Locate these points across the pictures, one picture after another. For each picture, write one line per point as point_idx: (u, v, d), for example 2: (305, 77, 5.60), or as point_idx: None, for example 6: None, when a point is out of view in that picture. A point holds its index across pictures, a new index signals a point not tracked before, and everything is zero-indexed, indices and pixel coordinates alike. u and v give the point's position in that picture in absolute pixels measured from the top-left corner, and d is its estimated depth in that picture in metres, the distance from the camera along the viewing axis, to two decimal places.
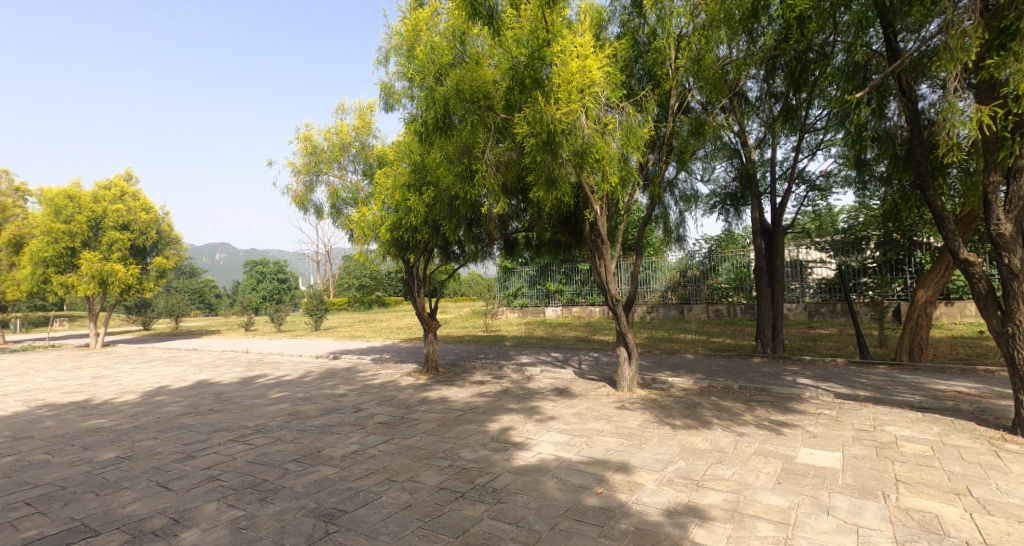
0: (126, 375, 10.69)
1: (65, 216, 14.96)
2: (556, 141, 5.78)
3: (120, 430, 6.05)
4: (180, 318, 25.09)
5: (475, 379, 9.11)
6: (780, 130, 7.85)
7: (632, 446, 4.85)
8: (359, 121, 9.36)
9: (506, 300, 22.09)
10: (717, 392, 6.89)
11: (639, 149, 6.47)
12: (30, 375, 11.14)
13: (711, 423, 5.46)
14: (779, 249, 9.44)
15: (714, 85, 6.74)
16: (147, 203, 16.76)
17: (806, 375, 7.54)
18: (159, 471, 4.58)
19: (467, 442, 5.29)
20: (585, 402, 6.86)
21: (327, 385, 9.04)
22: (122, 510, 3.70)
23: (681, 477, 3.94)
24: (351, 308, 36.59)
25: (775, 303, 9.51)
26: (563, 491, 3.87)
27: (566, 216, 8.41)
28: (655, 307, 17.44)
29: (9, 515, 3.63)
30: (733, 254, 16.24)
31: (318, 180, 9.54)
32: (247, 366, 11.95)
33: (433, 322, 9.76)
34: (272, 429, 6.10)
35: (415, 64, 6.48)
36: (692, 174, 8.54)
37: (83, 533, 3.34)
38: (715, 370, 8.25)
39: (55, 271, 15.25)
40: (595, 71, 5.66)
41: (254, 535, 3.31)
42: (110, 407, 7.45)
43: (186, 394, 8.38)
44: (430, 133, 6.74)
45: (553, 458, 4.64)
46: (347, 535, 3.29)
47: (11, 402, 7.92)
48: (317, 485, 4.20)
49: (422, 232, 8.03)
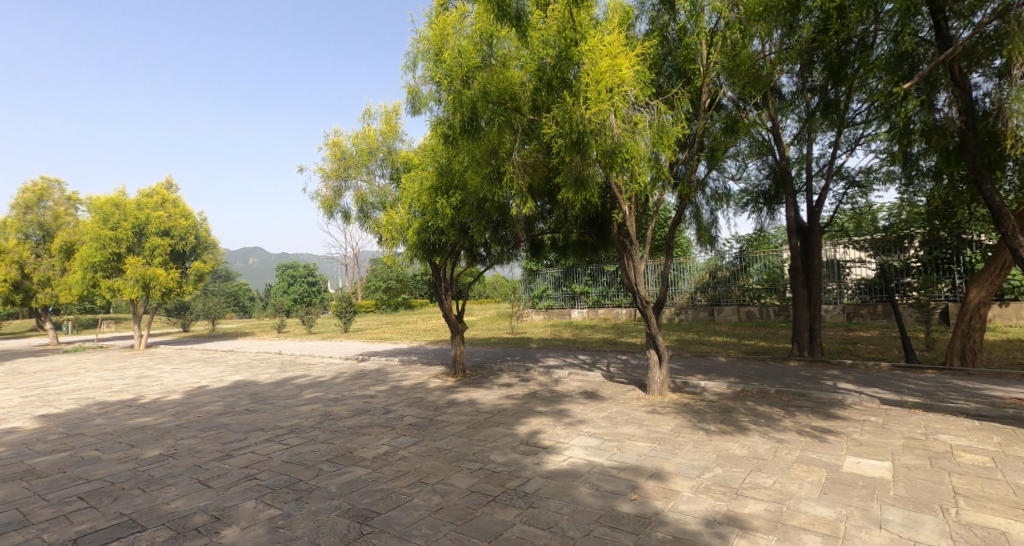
0: (168, 375, 11.06)
1: (112, 223, 15.65)
2: (585, 141, 5.75)
3: (163, 428, 6.25)
4: (217, 321, 25.89)
5: (503, 381, 9.09)
6: (819, 126, 7.58)
7: (665, 451, 4.75)
8: (385, 126, 9.50)
9: (532, 302, 22.03)
10: (753, 397, 6.69)
11: (670, 148, 6.35)
12: (81, 374, 11.65)
13: (747, 428, 5.30)
14: (816, 249, 9.10)
15: (753, 81, 6.59)
16: (186, 210, 17.33)
17: (847, 380, 7.27)
18: (200, 469, 4.70)
19: (496, 445, 5.27)
20: (615, 406, 6.77)
21: (358, 387, 9.16)
22: (167, 506, 3.81)
23: (720, 485, 3.83)
24: (378, 310, 37.13)
25: (812, 305, 9.19)
26: (596, 497, 3.81)
27: (592, 216, 8.31)
28: (684, 308, 17.12)
29: (64, 509, 3.78)
30: (765, 254, 15.80)
31: (347, 185, 9.68)
32: (281, 367, 12.26)
33: (461, 324, 9.77)
34: (304, 429, 6.21)
35: (442, 67, 6.54)
36: (723, 171, 8.31)
37: (131, 528, 3.44)
38: (750, 374, 8.02)
39: (103, 276, 15.95)
40: (625, 69, 5.61)
41: (291, 534, 3.36)
42: (153, 405, 7.71)
43: (224, 394, 8.62)
44: (457, 135, 6.79)
45: (584, 463, 4.58)
46: (381, 536, 3.31)
47: (64, 400, 8.30)
48: (351, 486, 4.25)
49: (449, 234, 8.08)
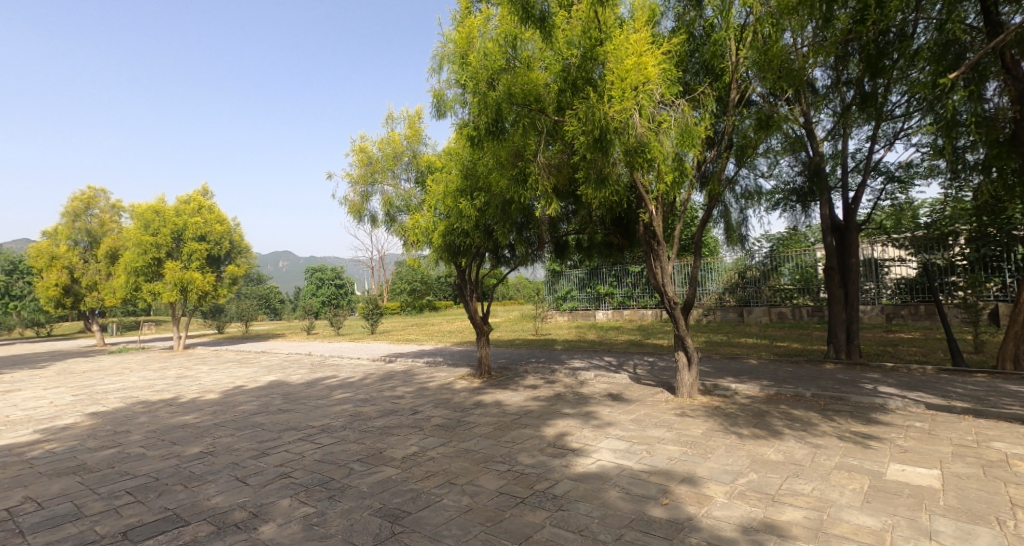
0: (205, 375, 11.42)
1: (153, 229, 16.25)
2: (608, 139, 5.68)
3: (202, 427, 6.46)
4: (249, 322, 26.62)
5: (528, 383, 9.08)
6: (855, 120, 7.30)
7: (697, 455, 4.67)
8: (410, 130, 9.62)
9: (556, 303, 21.93)
10: (787, 401, 6.52)
11: (696, 147, 6.20)
12: (126, 374, 12.11)
13: (782, 433, 5.16)
14: (852, 247, 8.81)
15: (786, 76, 6.42)
16: (221, 215, 17.85)
17: (888, 384, 7.01)
18: (237, 466, 4.83)
19: (524, 447, 5.26)
20: (643, 408, 6.69)
21: (386, 387, 9.29)
22: (207, 502, 3.92)
23: (755, 491, 3.74)
24: (402, 312, 37.57)
25: (849, 306, 8.90)
26: (627, 501, 3.76)
27: (617, 216, 8.24)
28: (712, 309, 16.82)
29: (113, 503, 3.93)
30: (796, 254, 15.35)
31: (374, 190, 9.83)
32: (311, 368, 12.52)
33: (486, 326, 9.79)
34: (335, 429, 6.31)
35: (468, 71, 6.60)
36: (752, 169, 8.12)
37: (175, 522, 3.56)
38: (783, 377, 7.82)
39: (145, 280, 16.60)
40: (651, 67, 5.54)
41: (325, 532, 3.42)
42: (192, 404, 7.98)
43: (259, 394, 8.86)
44: (481, 138, 6.85)
45: (613, 466, 4.53)
46: (412, 536, 3.34)
47: (110, 399, 8.66)
48: (381, 486, 4.30)
49: (474, 236, 8.13)
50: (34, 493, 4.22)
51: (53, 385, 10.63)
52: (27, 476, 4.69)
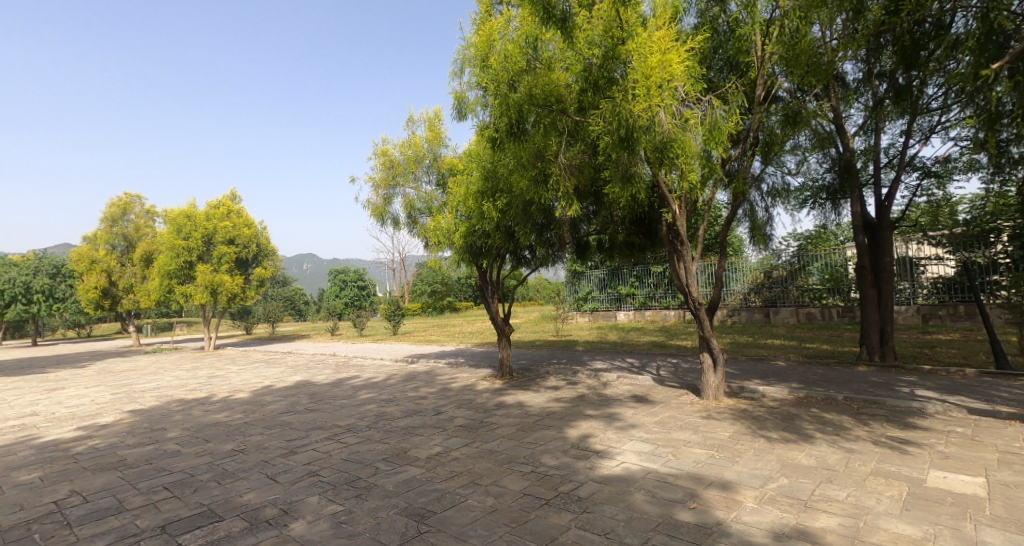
0: (235, 375, 11.70)
1: (185, 233, 16.73)
2: (634, 137, 5.64)
3: (233, 425, 6.62)
4: (275, 323, 27.17)
5: (550, 384, 9.04)
6: (888, 115, 7.08)
7: (724, 459, 4.59)
8: (431, 133, 9.68)
9: (576, 304, 21.80)
10: (818, 404, 6.36)
11: (723, 145, 6.10)
12: (160, 373, 12.48)
13: (814, 437, 5.04)
14: (886, 245, 8.56)
15: (814, 71, 6.21)
16: (249, 219, 18.26)
17: (926, 387, 6.77)
18: (268, 464, 4.94)
19: (547, 448, 5.25)
20: (667, 411, 6.60)
21: (410, 388, 9.37)
22: (240, 498, 4.02)
23: (786, 497, 3.66)
24: (423, 313, 37.82)
25: (882, 306, 8.64)
26: (653, 504, 3.72)
27: (639, 216, 8.16)
28: (737, 310, 16.51)
29: (152, 498, 4.06)
30: (826, 252, 14.95)
31: (396, 193, 9.94)
32: (336, 368, 12.72)
33: (508, 327, 9.80)
34: (360, 429, 6.39)
35: (489, 73, 6.63)
36: (779, 166, 7.94)
37: (211, 517, 3.66)
38: (813, 379, 7.63)
39: (177, 282, 17.12)
40: (675, 65, 5.46)
41: (353, 530, 3.47)
42: (223, 403, 8.18)
43: (286, 394, 9.04)
44: (503, 139, 6.86)
45: (639, 469, 4.49)
46: (438, 536, 3.36)
47: (146, 397, 8.95)
48: (407, 485, 4.34)
49: (495, 237, 8.16)
50: (78, 487, 4.39)
51: (93, 384, 11.03)
52: (71, 471, 4.87)
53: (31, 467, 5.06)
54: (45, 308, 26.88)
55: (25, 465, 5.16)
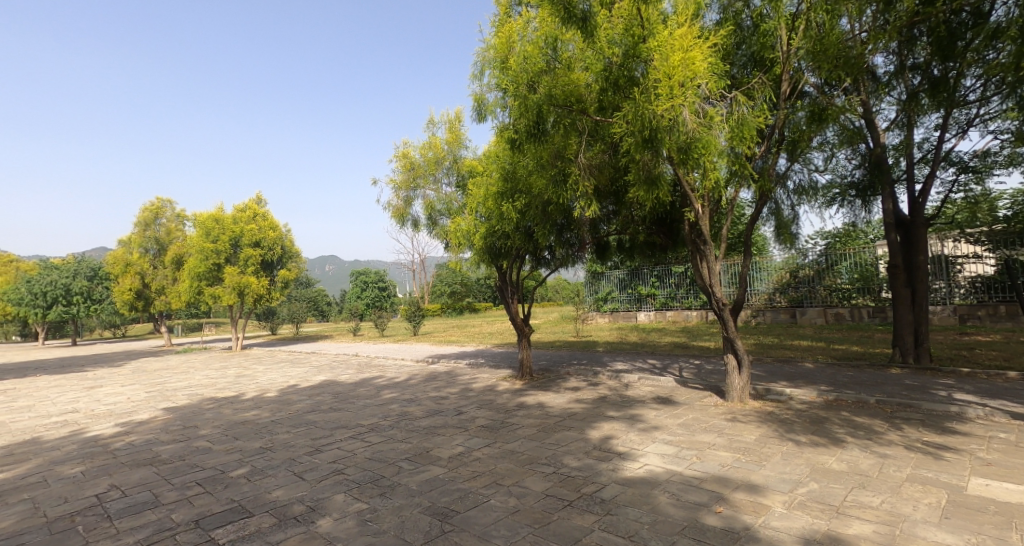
0: (262, 375, 11.96)
1: (213, 237, 17.16)
2: (658, 138, 5.59)
3: (260, 423, 6.76)
4: (300, 324, 27.67)
5: (571, 385, 9.02)
6: (923, 108, 6.87)
7: (751, 462, 4.51)
8: (451, 135, 9.73)
9: (596, 305, 21.66)
10: (849, 407, 6.19)
11: (750, 142, 6.01)
12: (191, 373, 12.82)
13: (844, 441, 4.91)
14: (920, 244, 8.30)
15: (844, 65, 6.04)
16: (274, 223, 18.62)
17: (964, 390, 6.54)
18: (294, 462, 5.03)
19: (569, 449, 5.23)
20: (691, 413, 6.52)
21: (432, 388, 9.44)
22: (269, 495, 4.10)
23: (816, 502, 3.57)
24: (443, 314, 38.04)
25: (916, 306, 8.39)
26: (677, 507, 3.68)
27: (661, 216, 8.09)
28: (762, 310, 16.19)
29: (185, 493, 4.17)
30: (856, 251, 14.59)
31: (416, 195, 10.04)
32: (359, 368, 12.89)
33: (527, 328, 9.79)
34: (383, 428, 6.46)
35: (509, 74, 6.65)
36: (805, 163, 7.77)
37: (241, 513, 3.75)
38: (843, 382, 7.43)
39: (206, 284, 17.57)
40: (698, 62, 5.40)
41: (379, 528, 3.51)
42: (250, 402, 8.36)
43: (311, 393, 9.19)
44: (523, 140, 6.88)
45: (662, 471, 4.44)
46: (461, 535, 3.38)
47: (178, 395, 9.20)
48: (429, 485, 4.37)
49: (514, 238, 8.18)
50: (116, 482, 4.54)
51: (128, 382, 11.41)
52: (109, 466, 5.04)
53: (73, 462, 5.25)
54: (83, 308, 27.87)
55: (67, 459, 5.36)
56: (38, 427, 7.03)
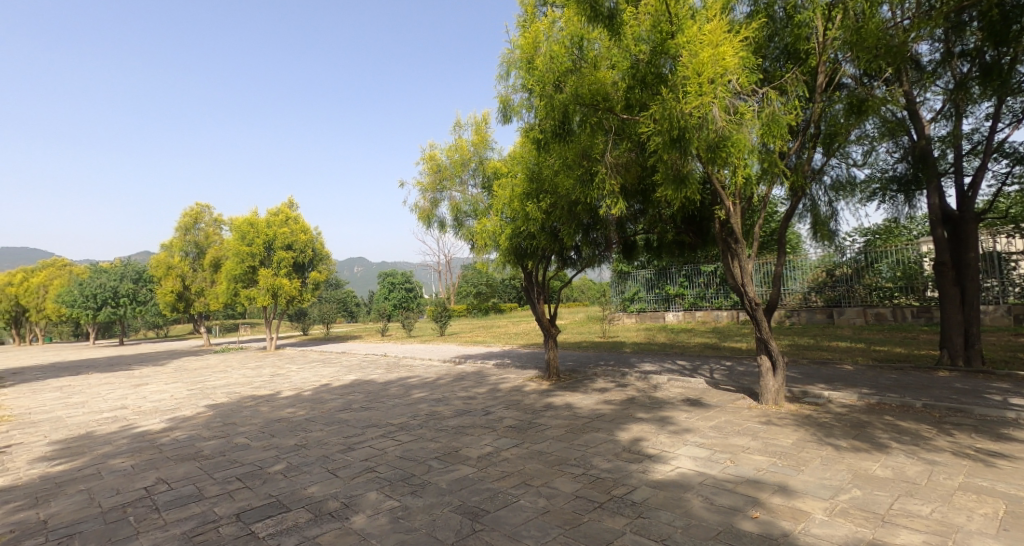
0: (295, 374, 12.26)
1: (249, 240, 17.68)
2: (686, 137, 5.49)
3: (295, 421, 6.92)
4: (330, 325, 28.23)
5: (598, 386, 8.95)
6: (972, 97, 6.55)
7: (788, 467, 4.38)
8: (476, 137, 9.76)
9: (623, 305, 21.42)
10: (893, 411, 5.96)
11: (783, 138, 5.85)
12: (229, 371, 13.23)
13: (888, 446, 4.73)
14: (969, 240, 7.93)
15: (885, 54, 5.79)
16: (306, 226, 19.03)
17: (1018, 395, 6.21)
18: (328, 459, 5.13)
19: (599, 451, 5.18)
20: (723, 415, 6.38)
21: (460, 388, 9.49)
22: (305, 491, 4.19)
23: (860, 510, 3.45)
24: (469, 314, 38.22)
25: (966, 306, 8.03)
26: (712, 511, 3.60)
27: (690, 214, 7.94)
28: (796, 310, 15.74)
29: (226, 487, 4.30)
30: (897, 249, 14.06)
31: (442, 196, 10.12)
32: (388, 368, 13.07)
33: (553, 329, 9.75)
34: (413, 427, 6.53)
35: (535, 75, 6.65)
36: (843, 157, 7.52)
37: (279, 507, 3.84)
38: (885, 385, 7.15)
39: (242, 286, 18.11)
40: (729, 57, 5.28)
41: (411, 525, 3.54)
42: (285, 400, 8.56)
43: (342, 392, 9.36)
44: (549, 140, 6.87)
45: (694, 474, 4.36)
46: (492, 535, 3.38)
47: (218, 393, 9.50)
48: (459, 484, 4.39)
49: (540, 239, 8.17)
50: (163, 475, 4.72)
51: (171, 380, 11.85)
52: (156, 460, 5.25)
53: (123, 455, 5.49)
54: (130, 309, 29.19)
55: (118, 453, 5.60)
56: (91, 423, 7.37)
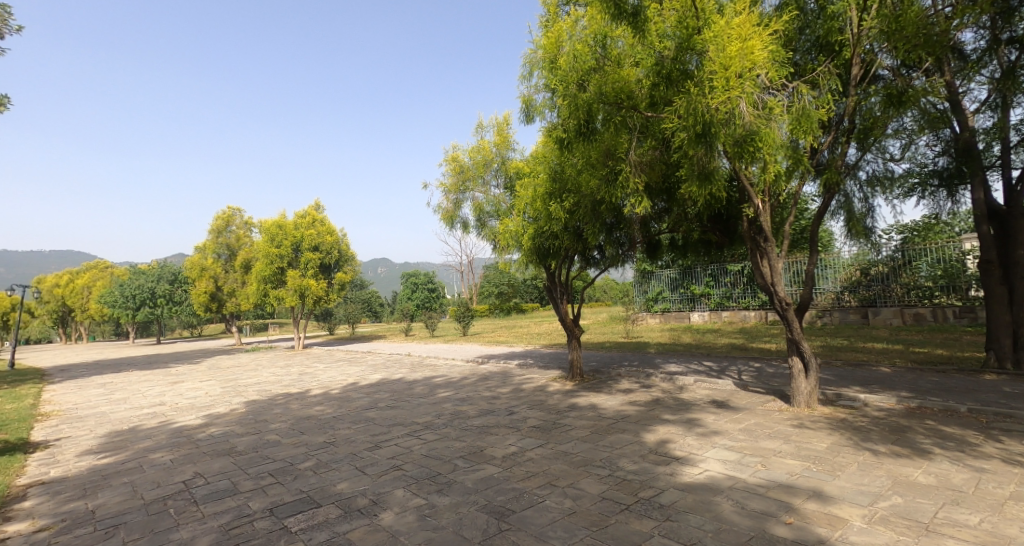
0: (322, 372, 12.47)
1: (277, 242, 18.11)
2: (712, 132, 5.38)
3: (324, 419, 7.03)
4: (355, 325, 28.64)
5: (623, 387, 8.85)
6: (1020, 86, 6.24)
7: (823, 472, 4.25)
8: (498, 137, 9.76)
9: (647, 305, 21.17)
10: (934, 416, 5.72)
11: (814, 133, 5.69)
12: (259, 370, 13.52)
13: (930, 452, 4.54)
14: (1017, 236, 7.58)
15: (924, 44, 5.56)
16: (332, 228, 19.34)
17: None
18: (356, 457, 5.20)
19: (625, 452, 5.12)
20: (753, 418, 6.23)
21: (484, 388, 9.51)
22: (334, 487, 4.25)
23: (901, 518, 3.32)
24: (491, 314, 38.27)
25: (1014, 306, 7.68)
26: (743, 516, 3.51)
27: (716, 213, 7.77)
28: (829, 310, 15.29)
29: (260, 482, 4.40)
30: (937, 246, 13.52)
31: (465, 197, 10.16)
32: (412, 367, 13.18)
33: (577, 329, 9.68)
34: (438, 426, 6.57)
35: (557, 75, 6.62)
36: (879, 152, 7.27)
37: (310, 503, 3.91)
38: (925, 388, 6.88)
39: (271, 286, 18.54)
40: (758, 51, 5.15)
41: (438, 523, 3.56)
42: (313, 398, 8.72)
43: (368, 390, 9.49)
44: (572, 139, 6.82)
45: (724, 477, 4.26)
46: (519, 534, 3.37)
47: (249, 391, 9.74)
48: (485, 483, 4.39)
49: (563, 238, 8.13)
50: (200, 470, 4.85)
51: (205, 377, 12.19)
52: (194, 454, 5.40)
53: (163, 450, 5.67)
54: (167, 309, 30.16)
55: (158, 447, 5.78)
56: (132, 418, 7.64)
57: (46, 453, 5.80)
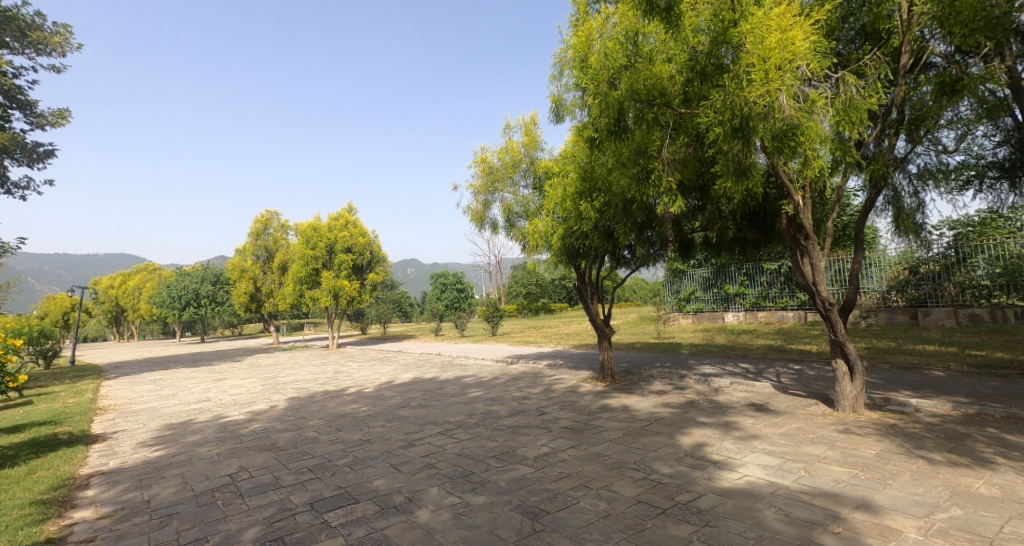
0: (356, 371, 12.69)
1: (313, 244, 18.62)
2: (750, 126, 5.21)
3: (359, 417, 7.14)
4: (386, 324, 29.08)
5: (656, 389, 8.67)
6: None
7: (873, 480, 4.05)
8: (527, 138, 9.71)
9: (679, 305, 20.79)
10: (995, 424, 5.38)
11: (860, 125, 5.42)
12: (297, 368, 13.86)
13: (991, 462, 4.27)
14: None
15: (983, 28, 5.22)
16: (364, 230, 19.67)
17: None
18: (391, 454, 5.25)
19: (660, 455, 5.00)
20: (794, 422, 6.00)
21: (515, 388, 9.48)
22: (370, 484, 4.30)
23: (962, 531, 3.12)
24: (520, 314, 38.19)
25: None
26: (787, 524, 3.37)
27: (752, 211, 7.52)
28: (874, 311, 14.68)
29: (300, 477, 4.49)
30: (996, 241, 12.67)
31: (495, 197, 10.17)
32: (443, 367, 13.27)
33: (608, 330, 9.55)
34: (470, 425, 6.58)
35: (588, 74, 6.42)
36: (930, 143, 6.90)
37: (348, 498, 3.96)
38: (983, 393, 6.48)
39: (306, 287, 19.04)
40: (799, 42, 4.91)
41: (472, 522, 3.54)
42: (348, 396, 8.88)
43: (401, 389, 9.60)
44: (603, 138, 6.71)
45: (766, 483, 4.11)
46: (553, 536, 3.32)
47: (288, 388, 9.99)
48: (518, 484, 4.36)
49: (593, 238, 8.03)
50: (244, 464, 4.99)
51: (246, 375, 12.58)
52: (238, 449, 5.56)
53: (209, 444, 5.86)
54: (210, 309, 31.32)
55: (205, 441, 5.98)
56: (181, 413, 7.94)
57: (104, 445, 6.08)
